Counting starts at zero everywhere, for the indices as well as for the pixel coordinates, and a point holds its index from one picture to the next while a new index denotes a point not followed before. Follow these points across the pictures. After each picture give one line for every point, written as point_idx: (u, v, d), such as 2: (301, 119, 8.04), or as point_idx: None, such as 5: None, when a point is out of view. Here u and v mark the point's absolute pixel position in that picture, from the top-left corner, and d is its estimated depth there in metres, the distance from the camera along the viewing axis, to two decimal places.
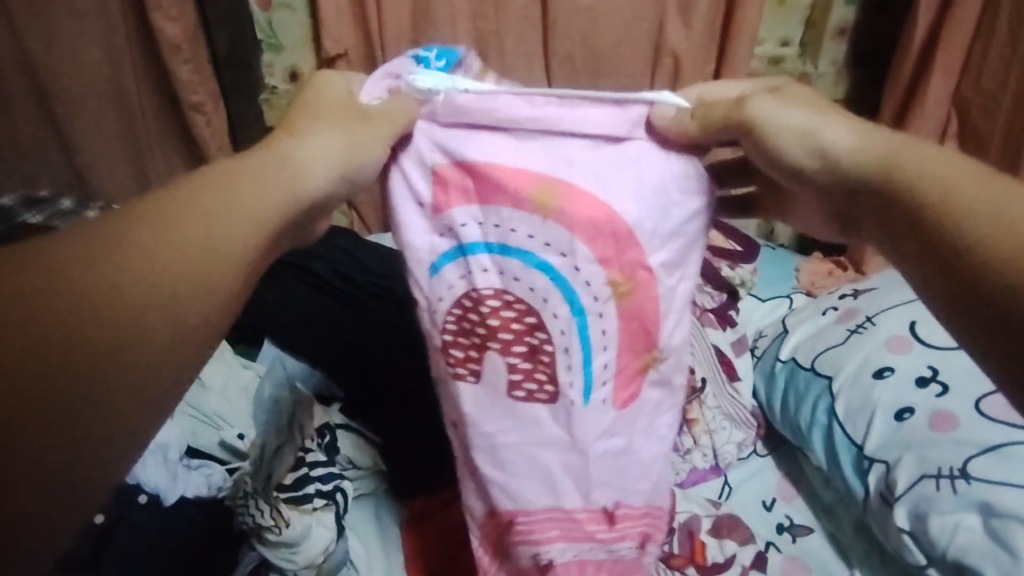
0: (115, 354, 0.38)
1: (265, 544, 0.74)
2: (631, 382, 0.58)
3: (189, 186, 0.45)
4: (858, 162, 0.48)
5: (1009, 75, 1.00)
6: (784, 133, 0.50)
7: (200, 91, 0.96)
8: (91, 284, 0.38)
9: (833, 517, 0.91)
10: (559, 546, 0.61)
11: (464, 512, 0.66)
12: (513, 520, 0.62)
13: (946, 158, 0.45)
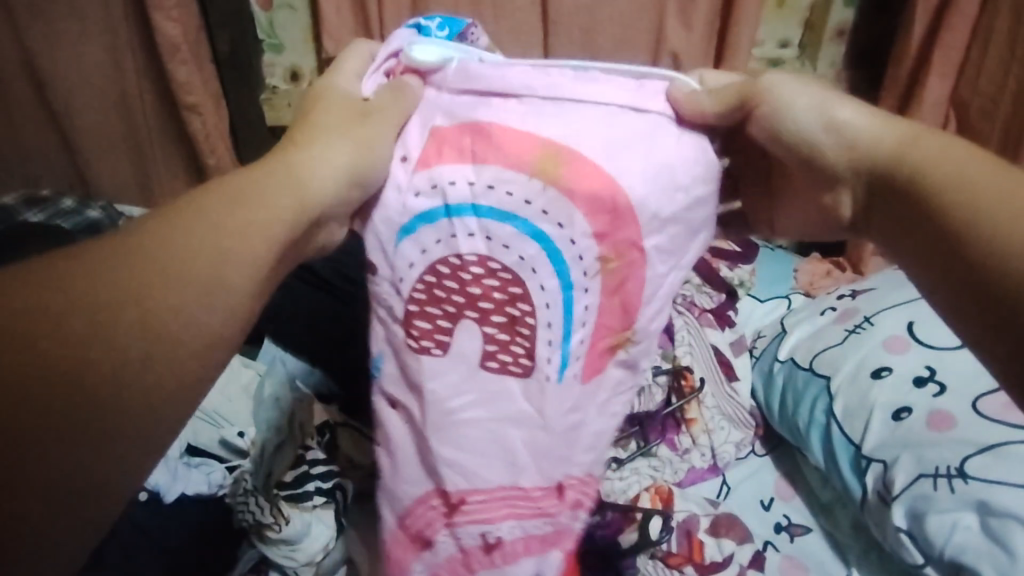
0: (113, 366, 0.40)
1: (265, 542, 0.76)
2: (598, 358, 0.58)
3: (186, 205, 0.48)
4: (868, 143, 0.53)
5: (1007, 76, 1.00)
6: (800, 114, 0.55)
7: (196, 93, 0.96)
8: (87, 302, 0.41)
9: (831, 517, 0.91)
10: (509, 524, 0.58)
11: (386, 498, 0.61)
12: (461, 501, 0.58)
13: (957, 152, 0.48)
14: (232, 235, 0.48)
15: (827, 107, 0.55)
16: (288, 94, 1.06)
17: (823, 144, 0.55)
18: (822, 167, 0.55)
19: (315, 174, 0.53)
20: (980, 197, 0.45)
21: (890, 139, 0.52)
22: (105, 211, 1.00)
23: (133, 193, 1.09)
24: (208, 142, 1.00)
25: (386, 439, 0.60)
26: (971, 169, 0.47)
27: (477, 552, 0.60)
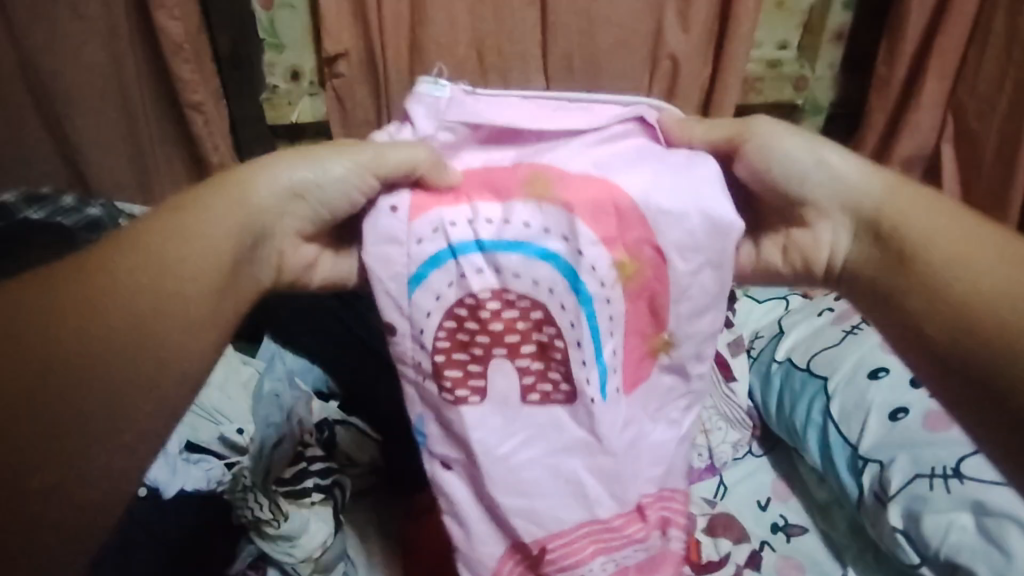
0: (92, 375, 0.43)
1: (264, 539, 0.76)
2: (639, 366, 0.59)
3: (160, 219, 0.49)
4: (863, 199, 0.54)
5: (1005, 79, 1.01)
6: (794, 155, 0.55)
7: (201, 91, 0.96)
8: (66, 310, 0.43)
9: (828, 517, 0.91)
10: (598, 561, 0.60)
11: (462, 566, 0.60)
12: (543, 549, 0.58)
13: (947, 213, 0.52)
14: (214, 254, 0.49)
15: (820, 160, 0.55)
16: (289, 93, 1.05)
17: (818, 193, 0.55)
18: (807, 208, 0.56)
19: (268, 193, 0.53)
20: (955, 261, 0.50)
21: (880, 196, 0.54)
22: (106, 209, 1.00)
23: (133, 194, 1.08)
24: (212, 138, 0.99)
25: (452, 511, 0.59)
26: (956, 234, 0.51)
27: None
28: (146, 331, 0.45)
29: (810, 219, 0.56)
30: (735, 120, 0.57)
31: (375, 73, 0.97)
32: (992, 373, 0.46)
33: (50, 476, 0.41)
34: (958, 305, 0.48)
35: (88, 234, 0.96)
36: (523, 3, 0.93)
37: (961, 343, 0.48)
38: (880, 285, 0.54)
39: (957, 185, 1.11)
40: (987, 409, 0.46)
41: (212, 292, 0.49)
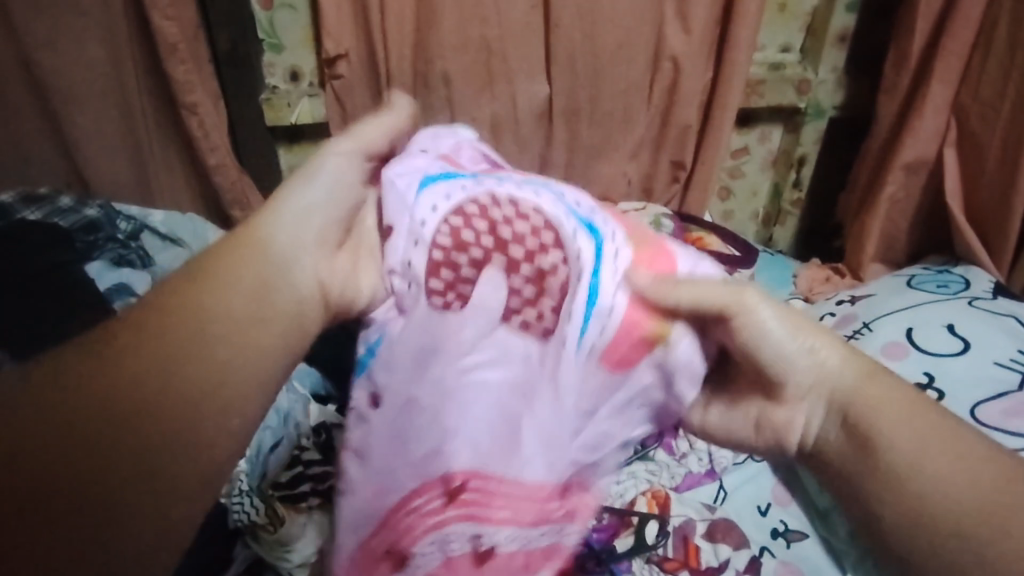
0: (142, 413, 0.41)
1: (259, 542, 0.75)
2: (631, 347, 0.53)
3: (206, 264, 0.49)
4: (845, 391, 0.48)
5: (1007, 83, 1.00)
6: (773, 348, 0.49)
7: (195, 92, 0.95)
8: (114, 348, 0.42)
9: (828, 524, 0.90)
10: (509, 532, 0.51)
11: (345, 505, 0.54)
12: (464, 485, 0.50)
13: (922, 425, 0.46)
14: (244, 273, 0.50)
15: (805, 339, 0.49)
16: (289, 94, 1.04)
17: (796, 377, 0.49)
18: (787, 393, 0.50)
19: (285, 210, 0.55)
20: (942, 472, 0.45)
21: (857, 390, 0.48)
22: (103, 209, 1.00)
23: (132, 195, 1.07)
24: (208, 138, 0.98)
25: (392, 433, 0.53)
26: (945, 440, 0.46)
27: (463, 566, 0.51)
28: (194, 362, 0.44)
29: (786, 399, 0.50)
30: (729, 288, 0.50)
31: (375, 74, 0.97)
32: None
33: (75, 506, 0.37)
34: (928, 523, 0.44)
35: (85, 236, 0.97)
36: (526, 6, 0.92)
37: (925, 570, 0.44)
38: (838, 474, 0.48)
39: (959, 189, 1.10)
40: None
41: (251, 322, 0.48)
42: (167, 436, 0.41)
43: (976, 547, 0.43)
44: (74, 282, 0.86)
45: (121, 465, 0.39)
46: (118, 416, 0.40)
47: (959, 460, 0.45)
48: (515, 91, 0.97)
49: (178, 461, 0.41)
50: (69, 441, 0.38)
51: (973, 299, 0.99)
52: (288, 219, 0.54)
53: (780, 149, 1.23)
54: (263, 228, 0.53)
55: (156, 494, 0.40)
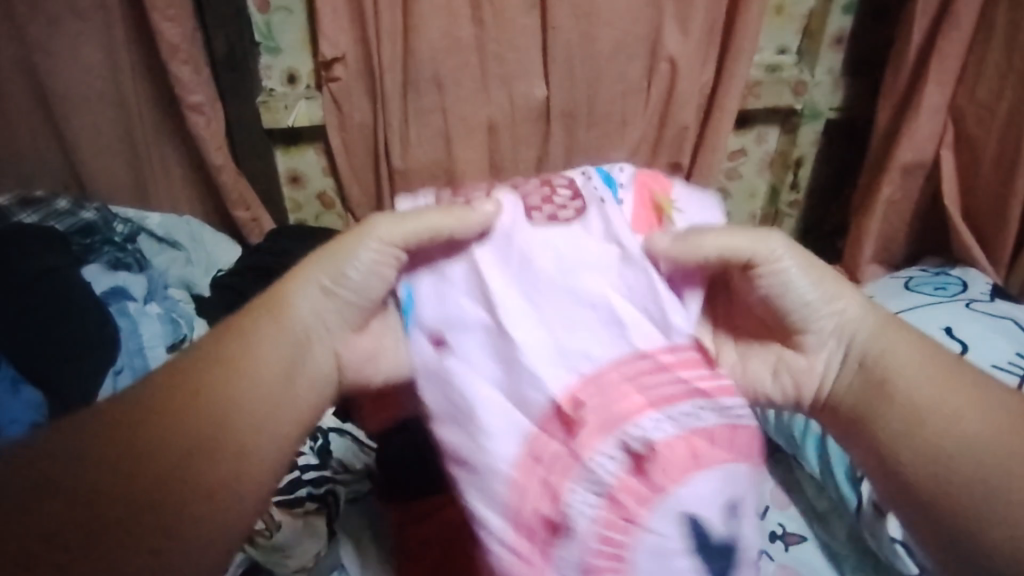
0: (134, 482, 0.48)
1: (258, 547, 0.74)
2: (648, 214, 0.63)
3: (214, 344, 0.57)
4: (859, 332, 0.60)
5: (1004, 86, 1.00)
6: (802, 289, 0.60)
7: (199, 92, 0.95)
8: (120, 422, 0.50)
9: (826, 525, 0.91)
10: (651, 418, 0.53)
11: (485, 478, 0.54)
12: (577, 399, 0.54)
13: (925, 362, 0.58)
14: (265, 335, 0.58)
15: (828, 287, 0.61)
16: (285, 96, 1.04)
17: (818, 317, 0.61)
18: (808, 336, 0.61)
19: (307, 299, 0.61)
20: (952, 403, 0.56)
21: (875, 334, 0.60)
22: (100, 213, 1.00)
23: (127, 199, 1.07)
24: (214, 139, 0.98)
25: (461, 413, 0.56)
26: (956, 376, 0.57)
27: (626, 481, 0.52)
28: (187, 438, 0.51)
29: (809, 346, 0.61)
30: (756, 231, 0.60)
31: (373, 76, 0.96)
32: (963, 509, 0.53)
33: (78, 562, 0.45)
34: (942, 443, 0.55)
35: (82, 240, 0.97)
36: (521, 8, 0.92)
37: (937, 480, 0.54)
38: (860, 409, 0.59)
39: (955, 191, 1.10)
40: (933, 515, 0.55)
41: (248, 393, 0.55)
42: (175, 454, 0.50)
43: (967, 462, 0.54)
44: (75, 291, 0.86)
45: (126, 469, 0.48)
46: (137, 434, 0.50)
47: (965, 393, 0.56)
48: (511, 92, 0.97)
49: (182, 480, 0.50)
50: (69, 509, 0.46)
51: (970, 301, 0.99)
52: (308, 296, 0.61)
53: (777, 151, 1.23)
54: (284, 307, 0.60)
55: (157, 503, 0.49)
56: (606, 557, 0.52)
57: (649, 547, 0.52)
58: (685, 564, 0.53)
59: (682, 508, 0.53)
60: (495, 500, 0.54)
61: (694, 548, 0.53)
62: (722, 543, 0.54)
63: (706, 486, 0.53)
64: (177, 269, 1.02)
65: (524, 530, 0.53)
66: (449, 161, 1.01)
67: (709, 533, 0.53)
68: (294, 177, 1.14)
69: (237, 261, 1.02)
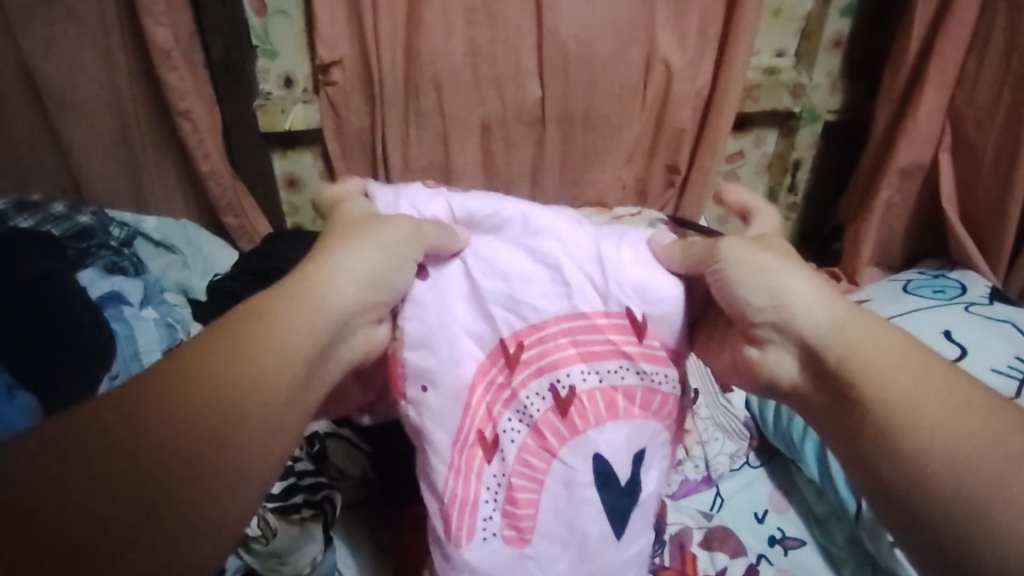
0: (144, 473, 0.41)
1: (253, 555, 0.74)
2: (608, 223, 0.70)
3: (241, 315, 0.51)
4: (810, 320, 0.55)
5: (1002, 89, 1.00)
6: (748, 286, 0.58)
7: (189, 98, 0.95)
8: (150, 402, 0.44)
9: (825, 530, 0.91)
10: (580, 369, 0.61)
11: (429, 415, 0.61)
12: (520, 344, 0.62)
13: (892, 351, 0.52)
14: (288, 316, 0.52)
15: (777, 278, 0.57)
16: (283, 100, 1.03)
17: (762, 317, 0.57)
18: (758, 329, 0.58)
19: (343, 284, 0.56)
20: (919, 400, 0.49)
21: (834, 317, 0.55)
22: (96, 217, 0.99)
23: (125, 203, 1.07)
24: (202, 145, 0.98)
25: (427, 338, 0.62)
26: (924, 371, 0.51)
27: (550, 418, 0.61)
28: (205, 426, 0.45)
29: (764, 339, 0.58)
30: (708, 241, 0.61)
31: (370, 80, 0.96)
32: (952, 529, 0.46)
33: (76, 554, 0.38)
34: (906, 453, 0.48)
35: (78, 244, 0.97)
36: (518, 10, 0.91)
37: (904, 485, 0.48)
38: (835, 409, 0.54)
39: (954, 193, 1.10)
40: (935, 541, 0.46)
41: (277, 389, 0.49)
42: (184, 462, 0.43)
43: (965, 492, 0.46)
44: (70, 297, 0.86)
45: (133, 457, 0.42)
46: (146, 413, 0.43)
47: (941, 390, 0.50)
48: (509, 95, 0.97)
49: (193, 494, 0.43)
50: (81, 493, 0.40)
51: (969, 305, 0.99)
52: (344, 277, 0.56)
53: (776, 154, 1.23)
54: (319, 290, 0.55)
55: (138, 505, 0.41)
56: (525, 478, 0.60)
57: (561, 475, 0.60)
58: (590, 493, 0.60)
59: (595, 450, 0.61)
60: (436, 429, 0.61)
61: (598, 482, 0.61)
62: (623, 484, 0.61)
63: (617, 435, 0.61)
64: (173, 272, 1.02)
65: (462, 440, 0.61)
66: (445, 164, 1.01)
67: (615, 472, 0.61)
68: (291, 181, 1.14)
69: (232, 264, 1.02)
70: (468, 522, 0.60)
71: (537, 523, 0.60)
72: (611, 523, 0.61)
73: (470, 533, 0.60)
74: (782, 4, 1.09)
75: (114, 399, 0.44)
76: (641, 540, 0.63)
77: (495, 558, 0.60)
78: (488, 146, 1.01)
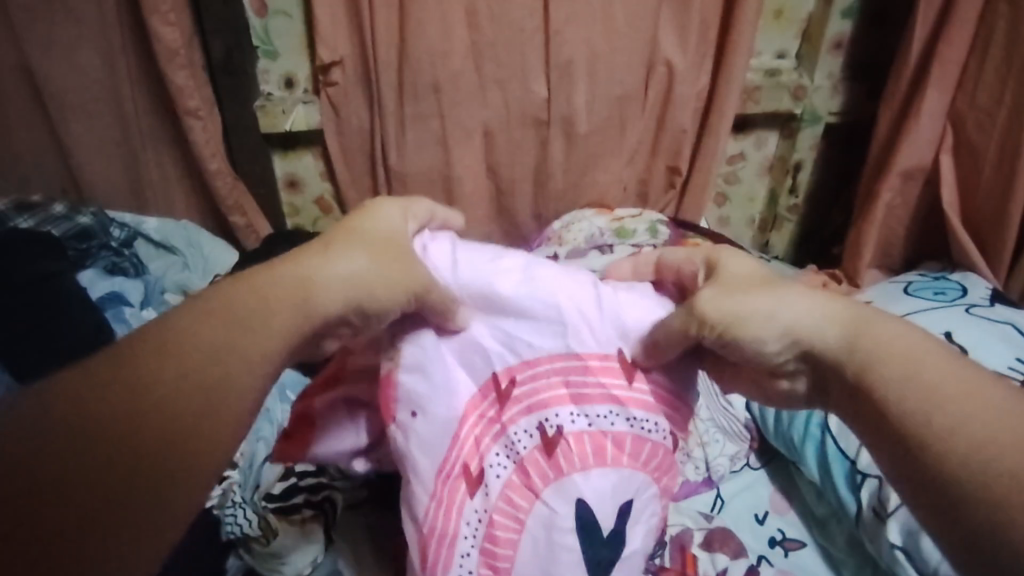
0: (118, 444, 0.40)
1: (253, 555, 0.75)
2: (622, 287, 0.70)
3: (234, 295, 0.49)
4: (815, 339, 0.52)
5: (1003, 91, 1.00)
6: (745, 324, 0.52)
7: (197, 97, 0.95)
8: (129, 374, 0.42)
9: (825, 531, 0.91)
10: (569, 411, 0.61)
11: (414, 447, 0.60)
12: (513, 380, 0.62)
13: (903, 347, 0.48)
14: (276, 317, 0.49)
15: (772, 306, 0.52)
16: (283, 101, 1.03)
17: (769, 351, 0.52)
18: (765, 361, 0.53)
19: (333, 295, 0.52)
20: (943, 393, 0.45)
21: (839, 334, 0.51)
22: (97, 217, 0.99)
23: (127, 202, 1.07)
24: (208, 144, 0.98)
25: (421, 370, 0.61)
26: (947, 367, 0.47)
27: (536, 458, 0.60)
28: (180, 417, 0.42)
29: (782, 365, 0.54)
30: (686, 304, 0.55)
31: (370, 80, 0.96)
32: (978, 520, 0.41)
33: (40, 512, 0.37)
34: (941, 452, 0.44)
35: (78, 245, 0.98)
36: (521, 10, 0.91)
37: (928, 482, 0.43)
38: (859, 422, 0.49)
39: (954, 194, 1.10)
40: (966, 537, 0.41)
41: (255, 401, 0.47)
42: (160, 449, 0.41)
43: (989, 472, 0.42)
44: (70, 296, 0.86)
45: (106, 431, 0.40)
46: (128, 388, 0.42)
47: (958, 380, 0.46)
48: (508, 95, 0.97)
49: (156, 483, 0.40)
50: (56, 451, 0.38)
51: (970, 306, 0.99)
52: (337, 287, 0.52)
53: (777, 155, 1.23)
54: (307, 297, 0.51)
55: (105, 478, 0.39)
56: (507, 516, 0.60)
57: (542, 517, 0.59)
58: (570, 541, 0.59)
59: (578, 495, 0.59)
60: (421, 460, 0.60)
61: (579, 529, 0.59)
62: (605, 535, 0.60)
63: (603, 481, 0.60)
64: (173, 273, 1.03)
65: (447, 473, 0.60)
66: (446, 165, 1.01)
67: (597, 520, 0.59)
68: (292, 182, 1.14)
69: (233, 264, 1.02)
70: (443, 555, 0.59)
71: (514, 563, 0.59)
72: (588, 570, 0.60)
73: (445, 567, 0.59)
74: (783, 5, 1.09)
75: (101, 365, 0.42)
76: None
77: None
78: (490, 147, 1.01)
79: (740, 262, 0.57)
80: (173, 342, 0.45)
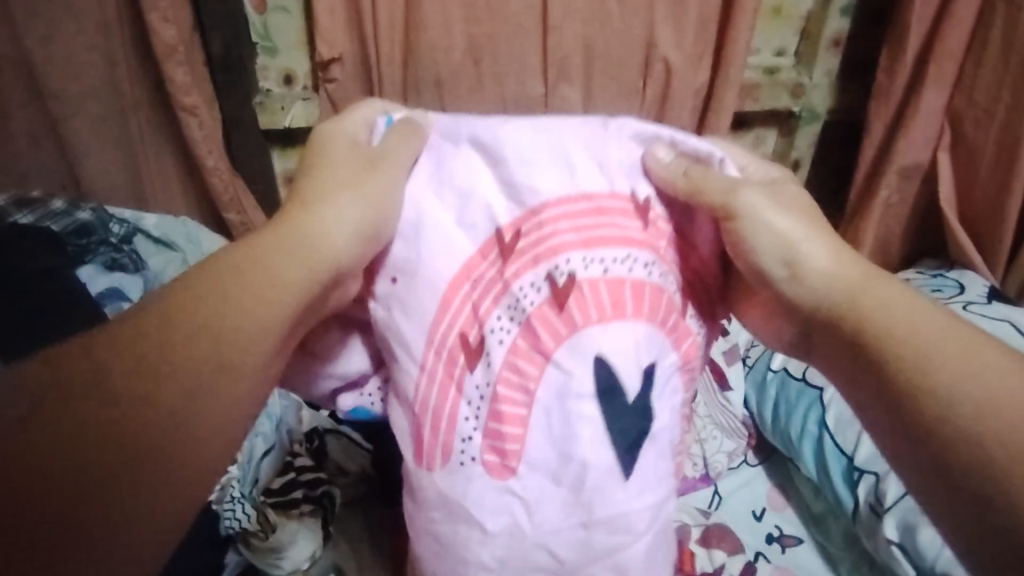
0: (116, 436, 0.45)
1: (252, 550, 0.74)
2: None
3: (241, 263, 0.55)
4: (835, 280, 0.59)
5: (1001, 88, 1.00)
6: (765, 241, 0.60)
7: (193, 94, 0.94)
8: (114, 369, 0.47)
9: (822, 527, 0.92)
10: (581, 256, 0.60)
11: (403, 339, 0.62)
12: (516, 234, 0.61)
13: (902, 299, 0.56)
14: (280, 261, 0.56)
15: (798, 239, 0.60)
16: (283, 97, 1.03)
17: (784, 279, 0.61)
18: (787, 285, 0.61)
19: (339, 234, 0.58)
20: (945, 359, 0.53)
21: (858, 278, 0.58)
22: (96, 213, 0.99)
23: (125, 198, 1.07)
24: (203, 142, 0.98)
25: (408, 230, 0.62)
26: (945, 331, 0.54)
27: (547, 309, 0.60)
28: (174, 395, 0.48)
29: (787, 288, 0.61)
30: (727, 185, 0.61)
31: (370, 76, 0.96)
32: (975, 485, 0.49)
33: (58, 507, 0.42)
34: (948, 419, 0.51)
35: (78, 241, 0.98)
36: (519, 6, 0.91)
37: (927, 444, 0.51)
38: (862, 372, 0.57)
39: (953, 192, 1.11)
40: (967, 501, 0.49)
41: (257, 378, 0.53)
42: (157, 439, 0.46)
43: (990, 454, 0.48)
44: (70, 293, 0.86)
45: (105, 424, 0.45)
46: (117, 380, 0.47)
47: (960, 348, 0.53)
48: (504, 90, 0.96)
49: (159, 465, 0.46)
50: (62, 452, 0.43)
51: (968, 304, 1.00)
52: (339, 234, 0.58)
53: (775, 154, 1.23)
54: (315, 242, 0.58)
55: (109, 467, 0.44)
56: (510, 389, 0.60)
57: (555, 383, 0.59)
58: (590, 407, 0.58)
59: (598, 353, 0.59)
60: (410, 359, 0.62)
61: (601, 392, 0.59)
62: (631, 401, 0.59)
63: (621, 334, 0.59)
64: (172, 269, 1.02)
65: (439, 344, 0.61)
66: None
67: (625, 391, 0.59)
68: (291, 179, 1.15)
69: None
70: (443, 442, 0.60)
71: (523, 450, 0.59)
72: (617, 451, 0.59)
73: (444, 458, 0.60)
74: (782, 3, 1.09)
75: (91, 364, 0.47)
76: (654, 492, 0.60)
77: (476, 483, 0.59)
78: None
79: (789, 187, 0.65)
80: (167, 325, 0.50)
